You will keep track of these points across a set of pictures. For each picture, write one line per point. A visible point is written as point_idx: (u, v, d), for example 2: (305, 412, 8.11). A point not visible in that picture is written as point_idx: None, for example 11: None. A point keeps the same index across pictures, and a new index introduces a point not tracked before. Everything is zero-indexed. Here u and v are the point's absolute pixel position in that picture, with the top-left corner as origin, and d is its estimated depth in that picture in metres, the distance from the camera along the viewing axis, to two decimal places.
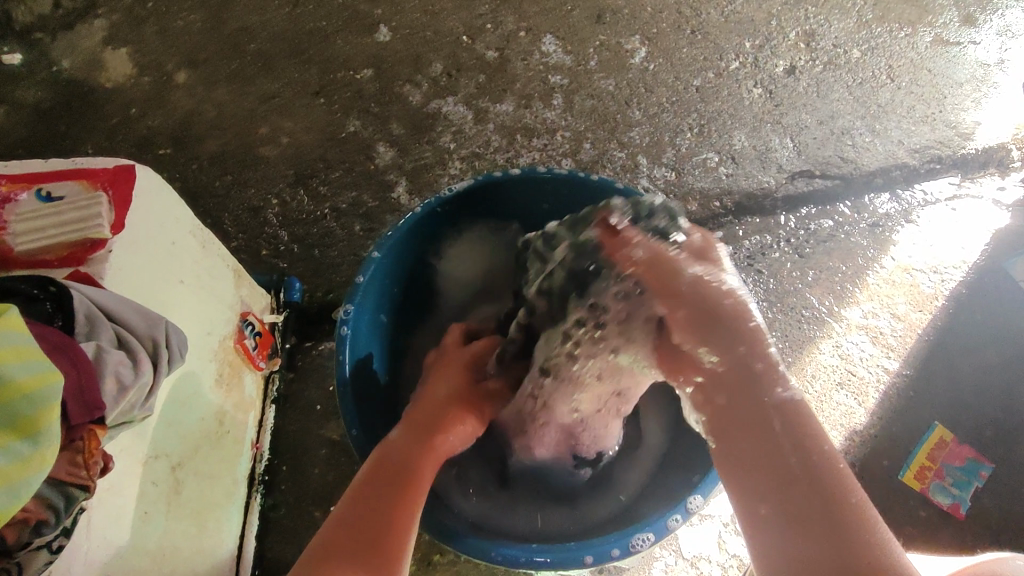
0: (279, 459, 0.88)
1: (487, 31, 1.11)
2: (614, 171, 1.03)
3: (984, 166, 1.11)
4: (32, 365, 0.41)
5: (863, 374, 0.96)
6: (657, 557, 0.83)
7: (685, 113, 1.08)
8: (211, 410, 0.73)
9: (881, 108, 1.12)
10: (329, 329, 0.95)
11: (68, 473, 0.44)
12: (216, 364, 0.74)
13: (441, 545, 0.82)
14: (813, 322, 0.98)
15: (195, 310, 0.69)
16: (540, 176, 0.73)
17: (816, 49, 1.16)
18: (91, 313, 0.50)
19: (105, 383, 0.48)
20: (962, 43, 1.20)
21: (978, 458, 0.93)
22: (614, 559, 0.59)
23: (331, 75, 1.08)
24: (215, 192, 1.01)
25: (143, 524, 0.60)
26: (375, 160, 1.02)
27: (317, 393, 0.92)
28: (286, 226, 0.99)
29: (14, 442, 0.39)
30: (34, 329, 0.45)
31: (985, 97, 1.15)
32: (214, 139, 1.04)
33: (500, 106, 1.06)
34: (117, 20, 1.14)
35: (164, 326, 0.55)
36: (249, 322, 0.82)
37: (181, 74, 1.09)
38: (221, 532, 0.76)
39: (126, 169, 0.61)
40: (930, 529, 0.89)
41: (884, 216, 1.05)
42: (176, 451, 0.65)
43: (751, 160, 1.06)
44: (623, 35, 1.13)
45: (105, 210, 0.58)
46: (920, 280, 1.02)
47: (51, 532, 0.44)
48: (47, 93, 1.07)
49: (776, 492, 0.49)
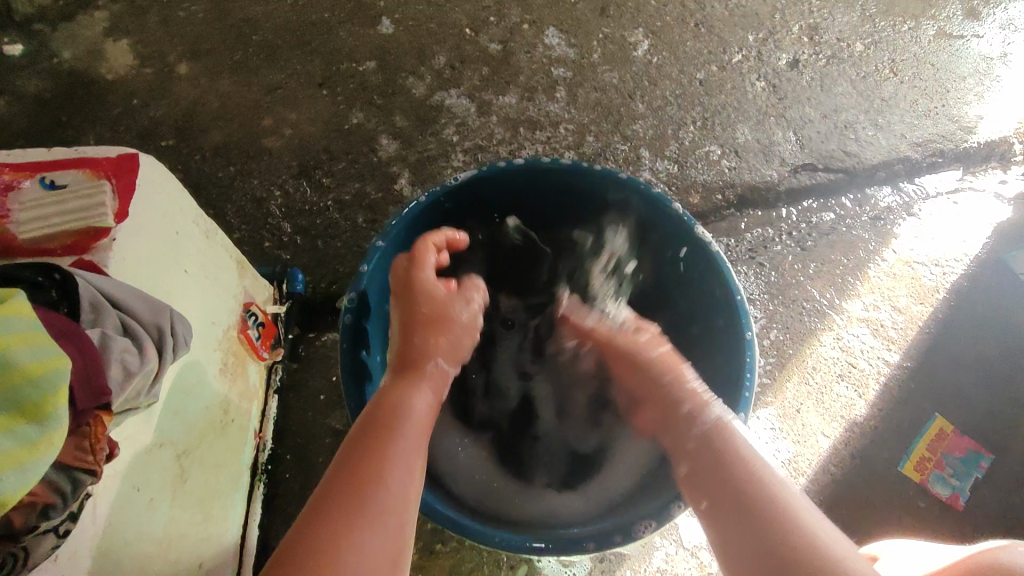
0: (282, 449, 0.89)
1: (490, 23, 1.11)
2: (617, 164, 1.04)
3: (986, 160, 1.11)
4: (39, 351, 0.41)
5: (864, 366, 0.97)
6: (658, 546, 0.84)
7: (689, 106, 1.08)
8: (216, 399, 0.73)
9: (884, 101, 1.12)
10: (331, 320, 0.95)
11: (76, 457, 0.45)
12: (221, 353, 0.74)
13: (443, 533, 0.83)
14: (815, 315, 0.98)
15: (199, 299, 0.69)
16: (544, 166, 0.74)
17: (820, 42, 1.16)
18: (96, 301, 0.51)
19: (111, 369, 0.48)
20: (966, 37, 1.20)
21: (977, 450, 0.93)
22: (618, 546, 0.60)
23: (335, 66, 1.08)
24: (219, 183, 1.01)
25: (149, 510, 0.60)
26: (378, 151, 1.02)
27: (321, 383, 0.92)
28: (289, 216, 0.99)
29: (22, 426, 0.40)
30: (41, 316, 0.46)
31: (988, 91, 1.15)
32: (217, 130, 1.04)
33: (503, 99, 1.06)
34: (120, 11, 1.14)
35: (168, 313, 0.55)
36: (252, 312, 0.83)
37: (183, 65, 1.09)
38: (226, 520, 0.77)
39: (128, 158, 0.62)
40: (930, 520, 0.89)
41: (886, 209, 1.06)
42: (181, 438, 0.66)
43: (754, 153, 1.06)
44: (626, 28, 1.12)
45: (109, 198, 0.58)
46: (921, 273, 1.03)
47: (58, 516, 0.45)
48: (50, 83, 1.07)
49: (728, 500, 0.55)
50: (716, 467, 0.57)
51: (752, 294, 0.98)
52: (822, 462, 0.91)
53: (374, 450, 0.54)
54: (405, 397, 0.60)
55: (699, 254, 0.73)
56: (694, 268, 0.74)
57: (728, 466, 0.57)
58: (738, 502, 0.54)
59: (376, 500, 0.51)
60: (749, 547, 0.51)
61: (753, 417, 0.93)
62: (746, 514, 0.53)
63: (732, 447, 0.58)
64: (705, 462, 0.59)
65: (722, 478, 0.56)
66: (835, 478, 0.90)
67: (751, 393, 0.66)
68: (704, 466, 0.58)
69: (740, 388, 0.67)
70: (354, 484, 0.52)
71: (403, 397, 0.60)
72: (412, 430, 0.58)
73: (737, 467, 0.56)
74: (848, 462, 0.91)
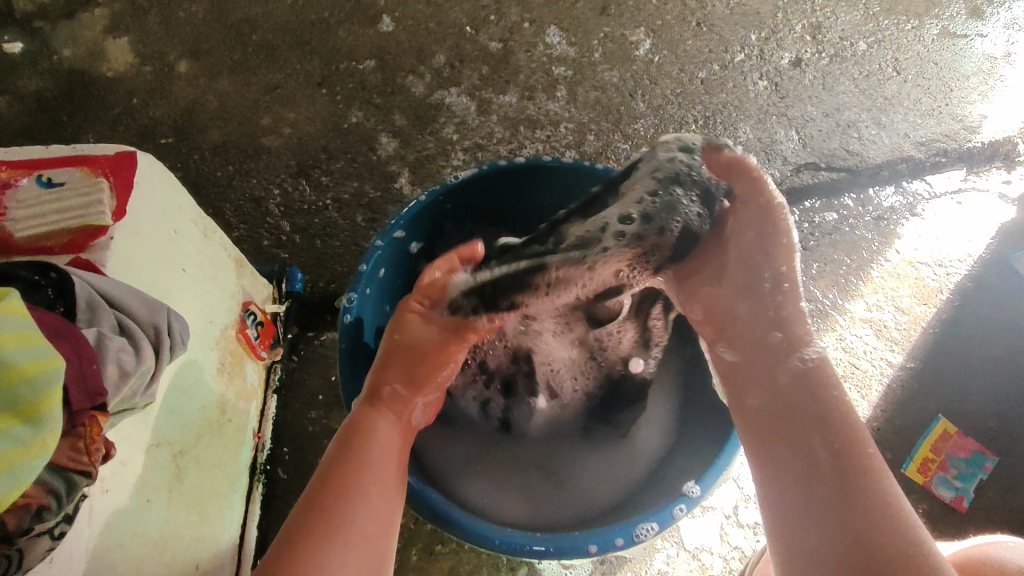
0: (280, 449, 0.88)
1: (490, 21, 1.11)
2: (618, 163, 1.03)
3: (990, 160, 1.10)
4: (33, 350, 0.41)
5: (866, 368, 0.96)
6: (659, 548, 0.83)
7: (690, 105, 1.08)
8: (213, 399, 0.73)
9: (887, 100, 1.12)
10: (330, 320, 0.95)
11: (70, 458, 0.44)
12: (219, 353, 0.73)
13: (442, 535, 0.82)
14: (818, 316, 0.98)
15: (196, 298, 0.69)
16: (544, 165, 0.73)
17: (822, 41, 1.15)
18: (91, 299, 0.50)
19: (106, 370, 0.48)
20: (970, 35, 1.19)
21: (981, 452, 0.92)
22: (619, 548, 0.59)
23: (334, 65, 1.08)
24: (217, 182, 1.00)
25: (145, 511, 0.59)
26: (378, 150, 1.02)
27: (319, 383, 0.92)
28: (288, 216, 0.98)
29: (15, 427, 0.39)
30: (36, 315, 0.45)
31: (992, 90, 1.14)
32: (216, 129, 1.04)
33: (503, 97, 1.05)
34: (118, 9, 1.13)
35: (164, 312, 0.54)
36: (251, 311, 0.82)
37: (182, 64, 1.08)
38: (223, 520, 0.76)
39: (126, 156, 0.61)
40: (933, 523, 0.89)
41: (889, 209, 1.05)
42: (178, 439, 0.65)
43: (757, 153, 1.05)
44: (628, 26, 1.12)
45: (106, 195, 0.58)
46: (925, 274, 1.02)
47: (52, 518, 0.44)
48: (48, 82, 1.07)
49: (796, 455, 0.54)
50: (817, 434, 0.55)
51: None
52: None
53: (346, 479, 0.56)
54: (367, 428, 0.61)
55: None
56: None
57: (820, 442, 0.54)
58: (823, 474, 0.52)
59: (349, 521, 0.54)
60: (826, 528, 0.50)
61: None
62: (833, 492, 0.51)
63: (836, 418, 0.55)
64: (788, 413, 0.57)
65: (810, 446, 0.54)
66: None
67: None
68: (782, 425, 0.57)
69: None
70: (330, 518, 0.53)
71: (370, 429, 0.61)
72: (380, 461, 0.59)
73: (832, 443, 0.53)
74: None
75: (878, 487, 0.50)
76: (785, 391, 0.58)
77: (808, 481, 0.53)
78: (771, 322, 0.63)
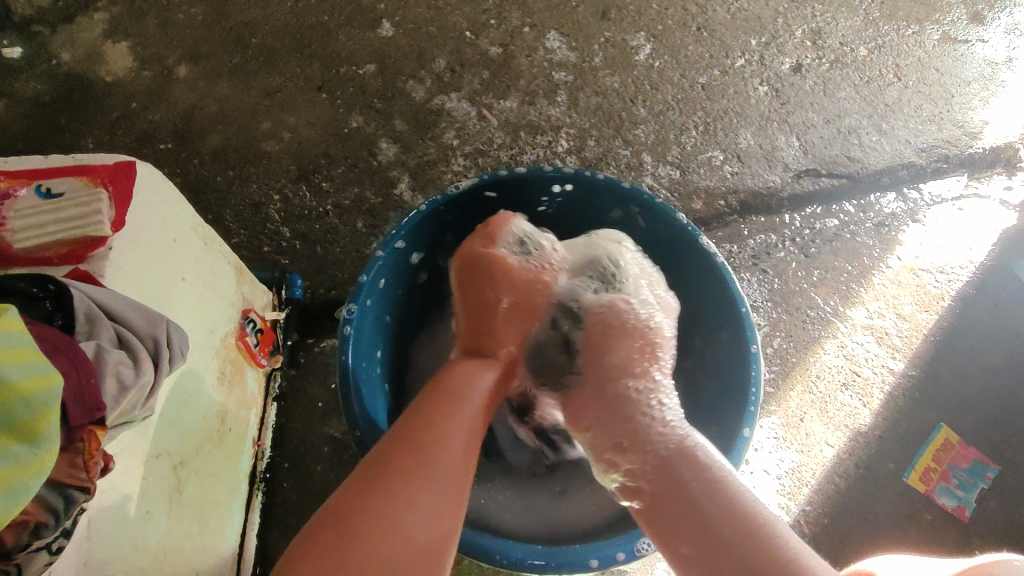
0: (280, 457, 0.88)
1: (491, 26, 1.10)
2: (619, 169, 1.03)
3: (991, 166, 1.10)
4: (30, 367, 0.40)
5: (868, 375, 0.96)
6: (660, 558, 0.83)
7: (691, 111, 1.07)
8: (213, 409, 0.72)
9: (888, 106, 1.12)
10: (330, 326, 0.94)
11: (68, 475, 0.44)
12: (218, 362, 0.73)
13: None
14: (819, 323, 0.97)
15: (196, 307, 0.68)
16: (546, 175, 0.73)
17: (823, 46, 1.15)
18: (90, 312, 0.50)
19: (105, 384, 0.47)
20: (971, 41, 1.19)
21: (982, 460, 0.92)
22: (620, 563, 0.59)
23: (334, 70, 1.07)
24: (217, 188, 1.00)
25: (145, 524, 0.59)
26: (378, 156, 1.01)
27: (319, 391, 0.91)
28: (288, 222, 0.98)
29: (12, 446, 0.39)
30: (34, 330, 0.45)
31: (993, 96, 1.14)
32: (215, 134, 1.03)
33: (504, 103, 1.05)
34: (117, 13, 1.13)
35: (164, 325, 0.54)
36: (251, 319, 0.82)
37: (181, 69, 1.08)
38: (223, 530, 0.76)
39: (125, 165, 0.61)
40: (934, 531, 0.88)
41: (891, 215, 1.05)
42: (178, 450, 0.65)
43: (758, 159, 1.05)
44: (629, 31, 1.12)
45: (105, 207, 0.57)
46: (926, 281, 1.02)
47: (50, 534, 0.44)
48: (47, 87, 1.06)
49: (682, 514, 0.57)
50: (683, 505, 0.57)
51: (755, 301, 0.97)
52: (825, 472, 0.90)
53: (425, 440, 0.56)
54: (467, 379, 0.63)
55: (702, 264, 0.72)
56: (697, 278, 0.73)
57: (696, 506, 0.56)
58: (702, 538, 0.55)
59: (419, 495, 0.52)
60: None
61: (757, 426, 0.92)
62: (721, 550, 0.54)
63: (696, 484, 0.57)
64: (661, 487, 0.59)
65: (687, 513, 0.56)
66: (839, 489, 0.89)
67: (757, 406, 0.65)
68: (662, 502, 0.58)
69: (745, 401, 0.66)
70: (399, 471, 0.53)
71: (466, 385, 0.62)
72: (468, 441, 0.58)
73: (704, 504, 0.56)
74: (852, 472, 0.90)
75: (751, 526, 0.54)
76: (657, 468, 0.60)
77: (705, 549, 0.54)
78: (617, 413, 0.65)
